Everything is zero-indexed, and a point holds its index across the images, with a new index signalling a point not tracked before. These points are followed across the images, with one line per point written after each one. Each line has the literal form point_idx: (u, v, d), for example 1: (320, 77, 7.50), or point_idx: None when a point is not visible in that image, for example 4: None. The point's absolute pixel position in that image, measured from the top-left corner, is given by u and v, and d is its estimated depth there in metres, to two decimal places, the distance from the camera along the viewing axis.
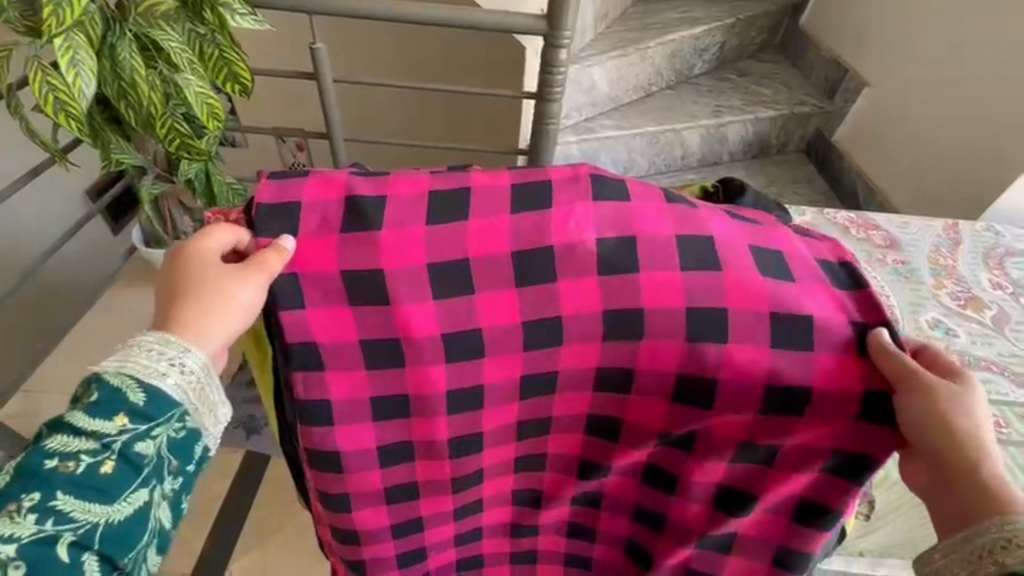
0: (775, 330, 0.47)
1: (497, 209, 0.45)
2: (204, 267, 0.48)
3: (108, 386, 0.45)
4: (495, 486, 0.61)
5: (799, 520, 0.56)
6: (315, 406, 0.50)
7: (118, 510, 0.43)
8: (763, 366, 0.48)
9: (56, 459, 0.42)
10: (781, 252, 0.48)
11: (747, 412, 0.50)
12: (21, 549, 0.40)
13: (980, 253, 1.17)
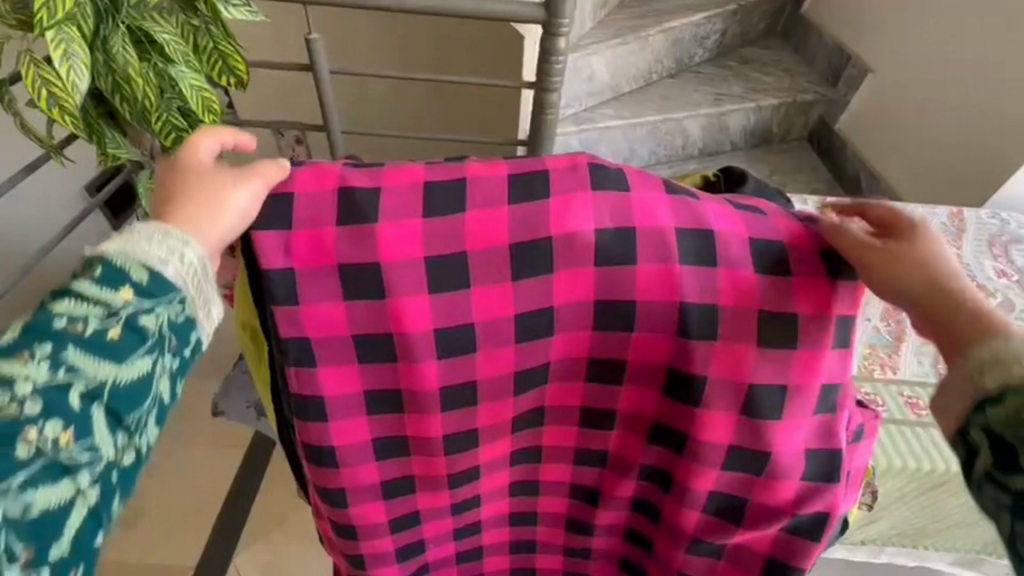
0: (768, 326, 0.47)
1: (492, 200, 0.45)
2: (205, 170, 0.48)
3: (113, 257, 0.41)
4: (493, 479, 0.60)
5: (793, 533, 0.55)
6: (308, 400, 0.50)
7: (126, 371, 0.40)
8: (758, 364, 0.47)
9: (64, 319, 0.39)
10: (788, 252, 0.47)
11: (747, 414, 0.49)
12: (37, 390, 0.38)
13: (985, 241, 1.16)
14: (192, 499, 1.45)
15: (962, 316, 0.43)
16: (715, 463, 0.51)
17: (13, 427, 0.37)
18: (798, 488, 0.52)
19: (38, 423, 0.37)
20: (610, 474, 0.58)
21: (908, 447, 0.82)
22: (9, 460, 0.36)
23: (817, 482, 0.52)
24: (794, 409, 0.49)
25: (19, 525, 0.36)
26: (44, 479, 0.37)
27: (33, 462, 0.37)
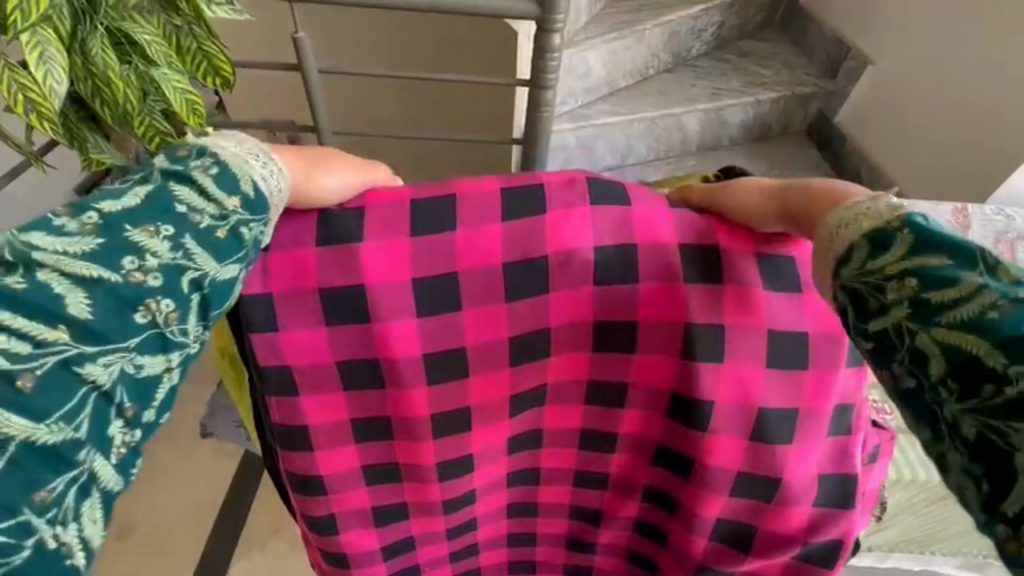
0: (778, 346, 0.44)
1: (483, 218, 0.42)
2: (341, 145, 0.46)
3: (226, 161, 0.38)
4: (491, 502, 0.58)
5: (802, 561, 0.52)
6: (293, 429, 0.47)
7: (225, 271, 0.37)
8: (763, 387, 0.45)
9: (185, 206, 0.36)
10: (800, 270, 0.44)
11: (753, 438, 0.46)
12: (161, 265, 0.35)
13: (991, 239, 1.14)
14: (186, 509, 1.42)
15: (809, 195, 0.41)
16: (722, 489, 0.48)
17: (133, 294, 0.34)
18: (811, 515, 0.49)
19: (157, 297, 0.34)
20: (612, 496, 0.56)
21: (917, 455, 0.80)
22: (124, 321, 0.34)
23: (828, 507, 0.50)
24: (804, 434, 0.46)
25: (129, 384, 0.34)
26: (148, 350, 0.35)
27: (144, 332, 0.34)
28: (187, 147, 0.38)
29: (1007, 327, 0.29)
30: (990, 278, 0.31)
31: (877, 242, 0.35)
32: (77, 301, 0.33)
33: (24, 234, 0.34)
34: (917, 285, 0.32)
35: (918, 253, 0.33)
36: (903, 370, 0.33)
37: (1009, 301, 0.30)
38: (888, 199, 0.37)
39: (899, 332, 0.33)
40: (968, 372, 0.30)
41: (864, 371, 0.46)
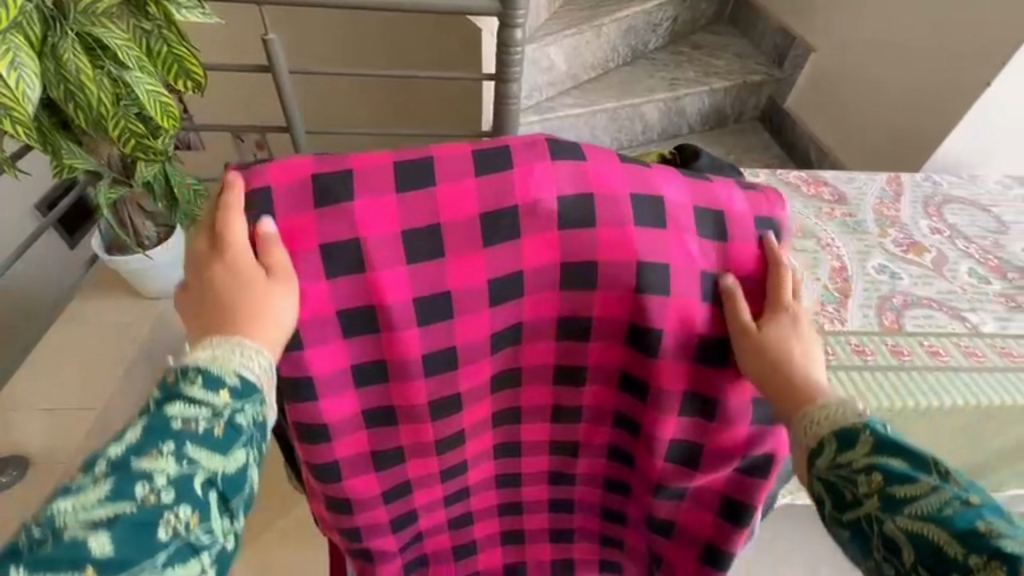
0: (710, 284, 0.52)
1: (460, 175, 0.47)
2: (240, 270, 0.46)
3: (208, 367, 0.44)
4: (480, 442, 0.64)
5: (744, 478, 0.57)
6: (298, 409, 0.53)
7: (230, 463, 0.42)
8: (703, 316, 0.52)
9: (181, 419, 0.41)
10: (730, 221, 0.52)
11: (699, 361, 0.53)
12: (170, 480, 0.40)
13: (920, 202, 1.26)
14: None
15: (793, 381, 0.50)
16: (673, 411, 0.55)
17: (151, 514, 0.39)
18: (748, 430, 0.55)
19: (173, 509, 0.39)
20: (586, 426, 0.63)
21: (880, 388, 0.84)
22: (149, 541, 0.38)
23: (758, 424, 0.56)
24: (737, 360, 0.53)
25: None
26: (179, 557, 0.39)
27: (169, 544, 0.39)
28: (173, 372, 0.44)
29: (960, 523, 0.38)
30: (941, 484, 0.40)
31: (843, 441, 0.45)
32: (102, 540, 0.37)
33: (47, 503, 0.38)
34: (882, 481, 0.42)
35: (878, 454, 0.43)
36: (881, 553, 0.41)
37: (958, 504, 0.39)
38: (847, 403, 0.48)
39: (869, 520, 0.42)
40: (936, 561, 0.38)
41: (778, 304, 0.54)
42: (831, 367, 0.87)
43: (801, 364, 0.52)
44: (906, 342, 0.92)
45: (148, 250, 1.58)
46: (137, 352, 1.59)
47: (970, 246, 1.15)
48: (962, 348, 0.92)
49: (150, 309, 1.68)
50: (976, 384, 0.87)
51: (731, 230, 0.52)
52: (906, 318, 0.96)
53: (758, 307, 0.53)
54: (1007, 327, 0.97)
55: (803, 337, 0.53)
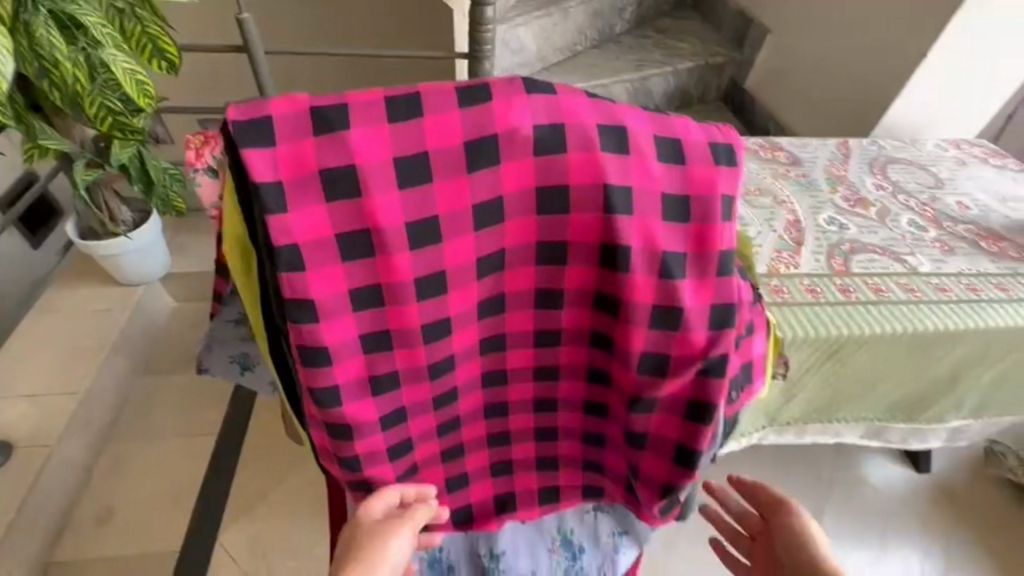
0: (669, 205, 0.58)
1: (446, 107, 0.52)
2: (377, 524, 0.71)
3: None
4: (468, 369, 0.70)
5: (705, 381, 0.63)
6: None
7: None
8: (664, 233, 0.58)
9: None
10: (685, 150, 0.59)
11: (661, 275, 0.59)
12: None
13: (867, 163, 1.37)
14: (167, 488, 1.47)
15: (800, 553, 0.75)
16: (642, 323, 0.61)
17: None
18: (707, 336, 0.61)
19: None
20: (566, 348, 0.69)
21: (829, 317, 0.93)
22: None
23: (717, 333, 0.62)
24: (693, 273, 0.60)
25: None
26: None
27: None
28: None
29: None
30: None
31: None
32: None
33: None
34: None
35: None
36: None
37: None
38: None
39: None
40: None
41: (737, 224, 0.60)
42: (786, 304, 0.95)
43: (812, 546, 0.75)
44: (853, 283, 1.00)
45: (124, 233, 1.57)
46: (117, 336, 1.59)
47: (911, 200, 1.26)
48: (902, 284, 1.01)
49: (129, 295, 1.67)
50: (912, 314, 0.97)
51: (688, 159, 0.59)
52: (853, 261, 1.05)
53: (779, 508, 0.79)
54: (940, 267, 1.07)
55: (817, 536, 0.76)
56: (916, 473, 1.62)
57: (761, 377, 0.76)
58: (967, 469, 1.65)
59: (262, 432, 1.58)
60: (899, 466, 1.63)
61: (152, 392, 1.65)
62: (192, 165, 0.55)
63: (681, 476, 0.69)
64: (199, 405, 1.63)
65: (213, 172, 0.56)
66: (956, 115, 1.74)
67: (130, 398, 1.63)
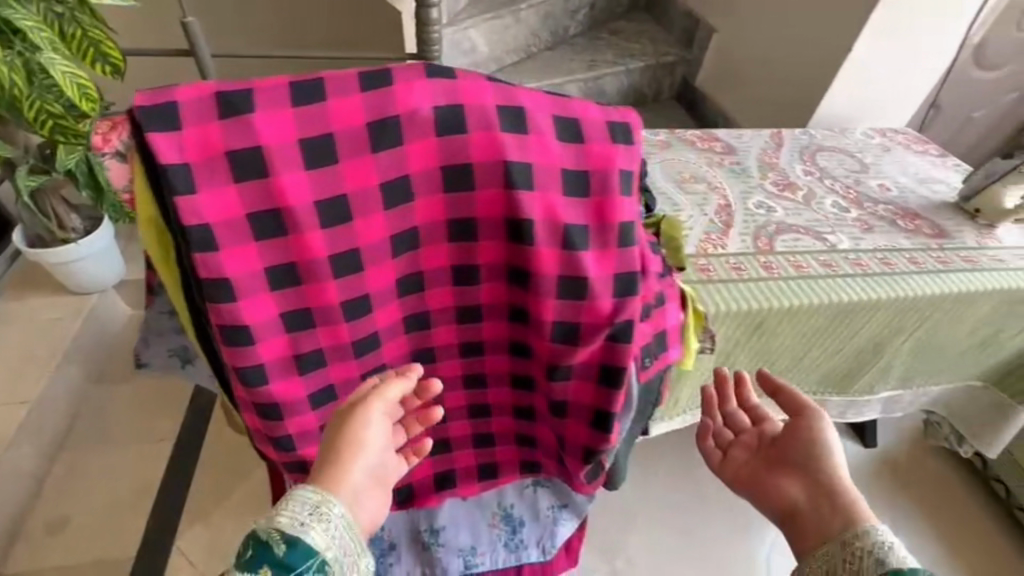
0: (569, 181, 0.62)
1: (347, 91, 0.56)
2: (348, 416, 0.63)
3: (287, 533, 0.52)
4: (394, 347, 0.73)
5: (613, 346, 0.67)
6: (365, 512, 0.62)
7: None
8: (564, 207, 0.62)
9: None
10: (584, 128, 0.63)
11: (563, 247, 0.63)
12: None
13: (797, 151, 1.44)
14: (122, 496, 1.45)
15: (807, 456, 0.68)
16: (550, 293, 0.65)
17: None
18: (612, 303, 0.65)
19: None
20: (487, 323, 0.73)
21: (751, 292, 0.99)
22: None
23: (621, 300, 0.66)
24: (596, 244, 0.64)
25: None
26: None
27: None
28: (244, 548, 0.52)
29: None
30: (910, 563, 0.54)
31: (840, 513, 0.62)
32: None
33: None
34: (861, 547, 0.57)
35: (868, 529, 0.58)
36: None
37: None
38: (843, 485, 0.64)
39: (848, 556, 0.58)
40: None
41: (635, 197, 0.65)
42: (711, 281, 1.00)
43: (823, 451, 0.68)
44: (776, 260, 1.06)
45: (74, 241, 1.56)
46: (69, 344, 1.57)
47: (836, 184, 1.33)
48: (822, 260, 1.08)
49: (81, 303, 1.65)
50: (830, 286, 1.03)
51: (587, 136, 0.63)
52: (777, 240, 1.11)
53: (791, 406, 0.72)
54: (859, 243, 1.14)
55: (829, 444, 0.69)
56: (863, 447, 1.69)
57: (678, 345, 0.81)
58: (910, 440, 1.73)
59: (221, 435, 1.58)
60: (847, 441, 1.70)
61: (108, 400, 1.62)
62: (100, 149, 0.57)
63: (601, 440, 0.73)
64: (156, 412, 1.61)
65: (122, 158, 0.58)
66: (886, 107, 1.84)
67: (85, 408, 1.61)
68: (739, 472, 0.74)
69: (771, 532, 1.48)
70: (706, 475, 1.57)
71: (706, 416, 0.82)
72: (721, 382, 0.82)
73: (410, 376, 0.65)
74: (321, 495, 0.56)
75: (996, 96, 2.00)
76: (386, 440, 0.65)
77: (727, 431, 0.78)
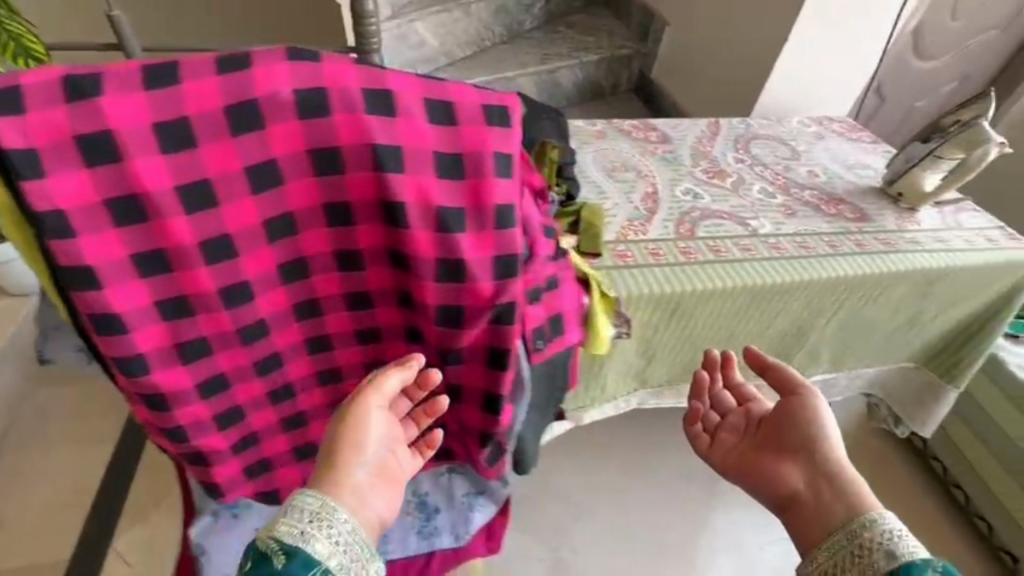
0: (442, 165, 0.63)
1: (201, 75, 0.55)
2: (352, 414, 0.63)
3: (286, 542, 0.50)
4: (286, 335, 0.73)
5: (496, 328, 0.68)
6: (375, 506, 0.61)
7: None
8: (436, 190, 0.62)
9: None
10: (457, 112, 0.63)
11: (438, 231, 0.63)
12: None
13: (732, 140, 1.46)
14: (60, 498, 1.43)
15: (803, 437, 0.69)
16: (430, 276, 0.65)
17: None
18: (492, 286, 0.66)
19: None
20: (379, 310, 0.73)
21: (668, 277, 1.00)
22: None
23: (502, 282, 0.66)
24: (472, 227, 0.64)
25: None
26: None
27: None
28: (244, 558, 0.51)
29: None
30: (920, 555, 0.53)
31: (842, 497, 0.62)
32: None
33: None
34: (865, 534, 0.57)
35: (871, 514, 0.58)
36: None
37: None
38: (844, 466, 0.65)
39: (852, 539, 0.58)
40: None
41: (512, 180, 0.65)
42: (628, 266, 1.01)
43: (823, 432, 0.68)
44: (695, 245, 1.08)
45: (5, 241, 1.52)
46: (5, 346, 1.54)
47: (767, 171, 1.35)
48: (742, 245, 1.09)
49: (20, 304, 1.62)
50: (745, 270, 1.04)
51: (459, 120, 0.63)
52: (699, 226, 1.13)
53: (788, 388, 0.73)
54: (780, 228, 1.16)
55: (825, 424, 0.69)
56: None
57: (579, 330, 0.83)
58: (855, 423, 1.77)
59: None
60: None
61: (49, 402, 1.60)
62: None
63: (493, 423, 0.74)
64: (99, 412, 1.59)
65: None
66: (829, 97, 1.87)
67: (24, 410, 1.58)
68: (730, 456, 0.74)
69: (715, 516, 1.50)
70: (653, 463, 1.58)
71: (694, 399, 0.83)
72: (710, 365, 0.83)
73: (412, 364, 0.66)
74: (321, 499, 0.55)
75: (935, 86, 2.05)
76: (386, 437, 0.66)
77: (716, 414, 0.80)
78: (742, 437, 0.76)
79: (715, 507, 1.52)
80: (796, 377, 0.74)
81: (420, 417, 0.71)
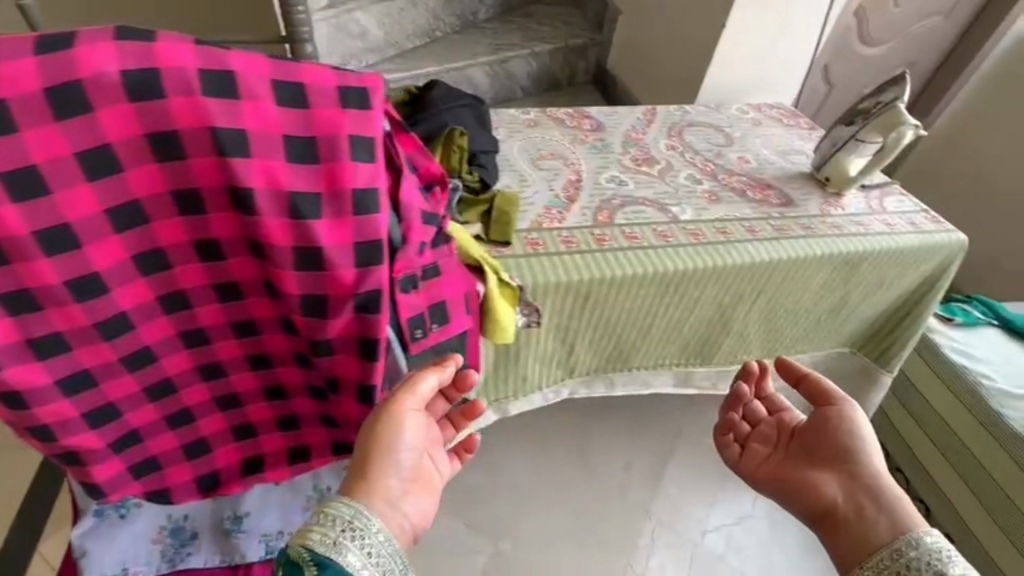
0: (293, 149, 0.60)
1: (16, 53, 0.52)
2: (388, 421, 0.69)
3: (319, 553, 0.56)
4: (155, 329, 0.70)
5: (361, 317, 0.68)
6: (409, 510, 0.67)
7: None
8: (287, 175, 0.60)
9: None
10: (309, 94, 0.60)
11: (292, 218, 0.61)
12: None
13: (666, 127, 1.44)
14: None
15: (838, 450, 0.74)
16: (287, 264, 0.63)
17: None
18: (354, 274, 0.65)
19: None
20: (252, 301, 0.72)
21: (579, 265, 0.99)
22: None
23: (364, 270, 0.66)
24: (330, 214, 0.63)
25: None
26: None
27: None
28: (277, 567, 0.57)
29: None
30: None
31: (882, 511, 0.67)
32: None
33: None
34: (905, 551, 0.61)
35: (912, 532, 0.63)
36: None
37: None
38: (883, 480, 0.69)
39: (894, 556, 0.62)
40: None
41: (371, 164, 0.63)
42: (538, 254, 1.00)
43: (859, 445, 0.73)
44: (611, 232, 1.07)
45: None
46: None
47: (697, 158, 1.34)
48: (658, 232, 1.09)
49: None
50: (657, 255, 1.04)
51: (311, 101, 0.60)
52: (618, 213, 1.12)
53: (823, 400, 0.79)
54: (701, 214, 1.15)
55: (861, 437, 0.74)
56: None
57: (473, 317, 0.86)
58: None
59: None
60: None
61: None
62: None
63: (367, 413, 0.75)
64: None
65: None
66: (775, 84, 1.86)
67: None
68: (762, 466, 0.80)
69: (657, 506, 1.50)
70: (596, 455, 1.58)
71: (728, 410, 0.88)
72: (747, 376, 0.90)
73: (448, 366, 0.72)
74: (354, 509, 0.61)
75: (884, 71, 2.06)
76: (417, 443, 0.71)
77: (745, 424, 0.85)
78: (772, 447, 0.81)
79: (659, 498, 1.52)
80: (833, 389, 0.80)
81: (458, 419, 0.83)
